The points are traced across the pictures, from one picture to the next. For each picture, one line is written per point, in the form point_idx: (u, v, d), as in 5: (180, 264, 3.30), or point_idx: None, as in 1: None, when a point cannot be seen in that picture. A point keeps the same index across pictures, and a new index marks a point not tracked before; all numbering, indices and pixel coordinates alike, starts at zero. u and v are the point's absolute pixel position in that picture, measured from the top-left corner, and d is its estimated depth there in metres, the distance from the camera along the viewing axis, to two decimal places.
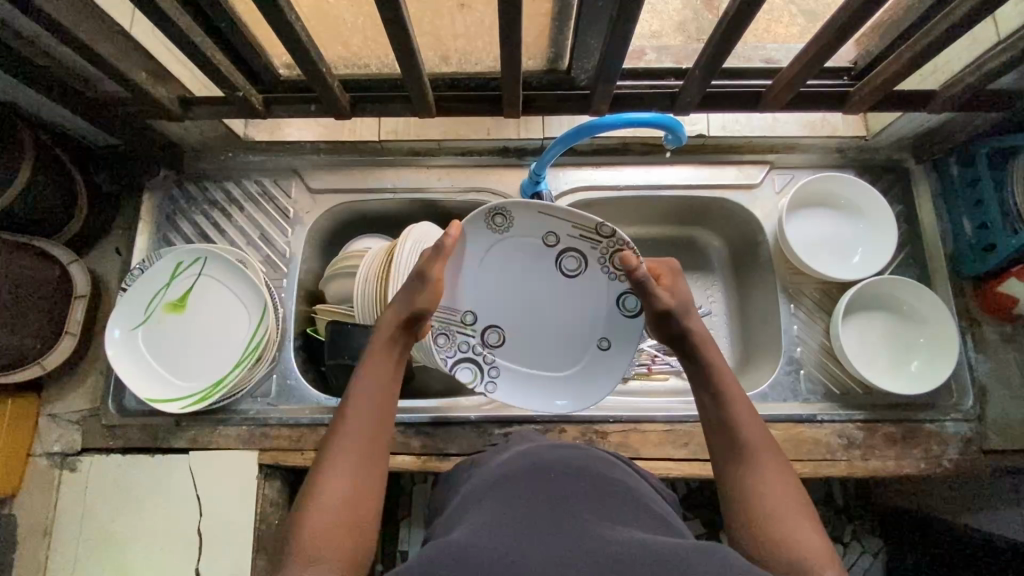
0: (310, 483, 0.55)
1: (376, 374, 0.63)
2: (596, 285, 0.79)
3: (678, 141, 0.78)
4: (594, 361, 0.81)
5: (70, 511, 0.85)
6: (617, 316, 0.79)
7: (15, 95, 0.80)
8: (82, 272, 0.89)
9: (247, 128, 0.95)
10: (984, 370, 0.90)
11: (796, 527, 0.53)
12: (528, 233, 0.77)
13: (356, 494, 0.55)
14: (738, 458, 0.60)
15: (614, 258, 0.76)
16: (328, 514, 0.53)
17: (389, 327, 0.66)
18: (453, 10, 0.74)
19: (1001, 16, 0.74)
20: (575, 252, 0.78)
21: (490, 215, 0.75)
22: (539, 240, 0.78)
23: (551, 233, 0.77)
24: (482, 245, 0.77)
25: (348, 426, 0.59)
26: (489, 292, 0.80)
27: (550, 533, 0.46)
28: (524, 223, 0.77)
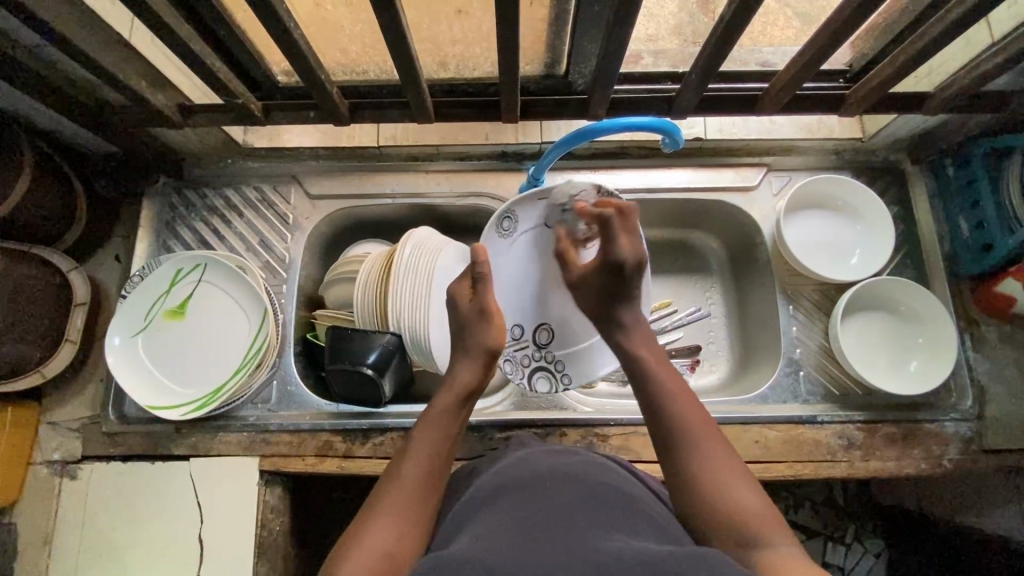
0: (355, 530, 0.55)
1: (439, 426, 0.64)
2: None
3: (676, 143, 0.79)
4: None
5: (71, 519, 0.85)
6: None
7: (16, 105, 0.80)
8: (82, 280, 0.89)
9: (246, 134, 0.96)
10: (984, 370, 0.90)
11: (743, 501, 0.55)
12: (534, 222, 0.85)
13: (393, 545, 0.53)
14: (678, 442, 0.61)
15: None
16: (365, 559, 0.52)
17: (460, 381, 0.68)
18: (451, 16, 0.75)
19: (995, 19, 0.74)
20: None
21: (498, 221, 0.84)
22: (544, 223, 0.84)
23: (551, 215, 0.84)
24: (504, 248, 0.84)
25: (404, 478, 0.59)
26: (522, 290, 0.85)
27: (546, 540, 0.46)
28: (526, 216, 0.84)
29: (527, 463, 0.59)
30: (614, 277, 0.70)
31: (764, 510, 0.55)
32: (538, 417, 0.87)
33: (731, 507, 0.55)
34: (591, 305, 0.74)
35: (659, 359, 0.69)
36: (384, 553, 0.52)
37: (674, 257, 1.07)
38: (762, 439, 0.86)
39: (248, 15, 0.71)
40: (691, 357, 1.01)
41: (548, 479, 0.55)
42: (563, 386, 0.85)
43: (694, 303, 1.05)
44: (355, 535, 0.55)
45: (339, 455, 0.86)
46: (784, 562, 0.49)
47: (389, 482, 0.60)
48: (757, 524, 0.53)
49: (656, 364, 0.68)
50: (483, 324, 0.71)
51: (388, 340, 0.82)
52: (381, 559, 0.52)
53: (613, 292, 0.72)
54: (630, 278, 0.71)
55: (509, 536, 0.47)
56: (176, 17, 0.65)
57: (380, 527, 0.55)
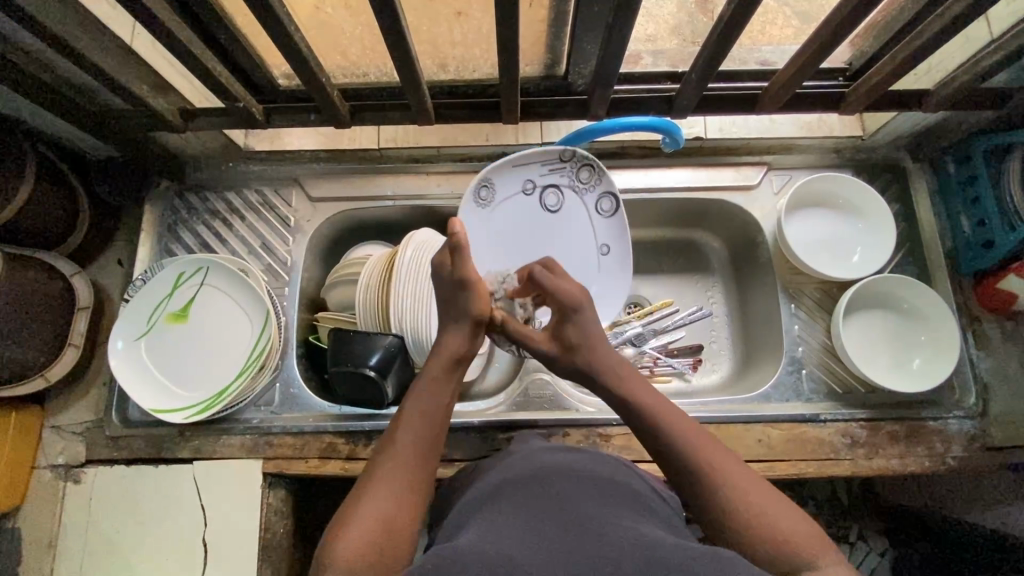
0: (355, 496, 0.55)
1: (430, 402, 0.63)
2: (578, 204, 0.90)
3: (676, 143, 0.85)
4: (603, 274, 0.91)
5: (74, 524, 0.85)
6: (603, 224, 0.90)
7: (18, 109, 0.81)
8: (86, 284, 0.89)
9: (247, 137, 0.97)
10: (986, 367, 0.90)
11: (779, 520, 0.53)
12: (510, 188, 0.89)
13: (393, 512, 0.53)
14: (690, 474, 0.58)
15: (585, 173, 0.88)
16: (367, 524, 0.52)
17: (448, 350, 0.67)
18: (450, 19, 0.75)
19: (994, 16, 0.74)
20: (554, 188, 0.89)
21: (475, 190, 0.86)
22: (521, 191, 0.89)
23: (527, 182, 0.89)
24: (477, 214, 0.87)
25: (401, 443, 0.59)
26: (499, 251, 0.89)
27: (554, 535, 0.46)
28: (504, 184, 0.88)
29: (529, 462, 0.60)
30: (570, 323, 0.69)
31: (800, 529, 0.53)
32: (540, 417, 0.88)
33: (767, 528, 0.53)
34: (567, 365, 0.69)
35: (649, 396, 0.65)
36: (385, 519, 0.53)
37: (675, 255, 1.07)
38: (765, 437, 0.86)
39: (249, 20, 0.71)
40: (693, 356, 1.01)
41: (553, 475, 0.55)
42: None
43: (695, 303, 1.05)
44: (357, 500, 0.54)
45: (342, 457, 0.86)
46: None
47: (384, 450, 0.59)
48: (801, 542, 0.52)
49: (651, 402, 0.64)
50: (463, 296, 0.67)
51: (391, 341, 0.82)
52: (382, 524, 0.52)
53: (580, 341, 0.68)
54: (584, 317, 0.69)
55: (516, 529, 0.47)
56: (177, 22, 0.65)
57: (379, 493, 0.55)
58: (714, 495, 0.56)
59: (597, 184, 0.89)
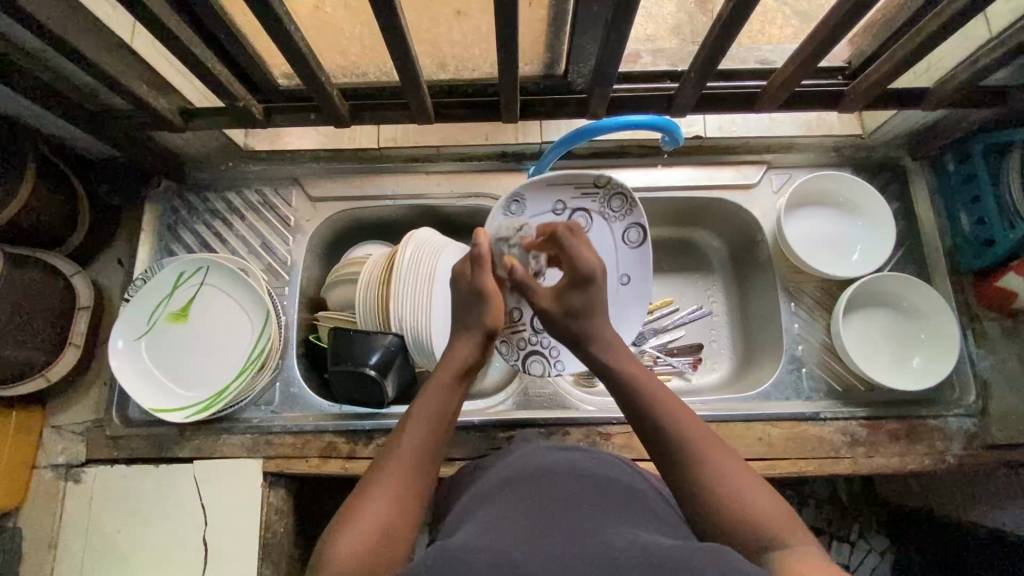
0: (357, 497, 0.55)
1: (438, 404, 0.63)
2: (604, 233, 0.86)
3: (676, 142, 0.82)
4: (620, 301, 0.88)
5: (75, 524, 0.85)
6: (627, 254, 0.86)
7: (19, 109, 0.81)
8: (87, 284, 0.90)
9: (247, 136, 0.96)
10: (986, 365, 0.90)
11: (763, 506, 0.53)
12: (540, 207, 0.86)
13: (395, 515, 0.54)
14: (675, 458, 0.58)
15: (615, 203, 0.85)
16: (368, 526, 0.52)
17: (457, 358, 0.67)
18: (450, 18, 0.75)
19: (992, 14, 0.74)
20: (583, 213, 0.86)
21: (506, 203, 0.84)
22: (550, 211, 0.86)
23: (558, 203, 0.86)
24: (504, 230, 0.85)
25: (405, 447, 0.59)
26: None
27: (554, 532, 0.46)
28: (534, 202, 0.85)
29: (530, 460, 0.60)
30: (576, 291, 0.70)
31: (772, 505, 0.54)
32: (540, 416, 0.88)
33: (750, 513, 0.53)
34: (562, 327, 0.71)
35: (636, 367, 0.66)
36: (386, 522, 0.53)
37: (676, 255, 1.07)
38: (765, 436, 0.86)
39: (248, 19, 0.71)
40: (693, 355, 1.01)
41: (552, 474, 0.55)
42: (556, 371, 0.87)
43: (695, 302, 1.05)
44: (360, 502, 0.55)
45: (343, 456, 0.86)
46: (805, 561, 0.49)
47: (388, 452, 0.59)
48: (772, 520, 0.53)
49: (639, 374, 0.65)
50: (477, 306, 0.70)
51: (391, 340, 0.83)
52: (383, 527, 0.52)
53: (583, 308, 0.70)
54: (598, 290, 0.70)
55: (515, 526, 0.47)
56: (177, 22, 0.65)
57: (383, 495, 0.55)
58: (695, 472, 0.56)
59: (627, 215, 0.85)
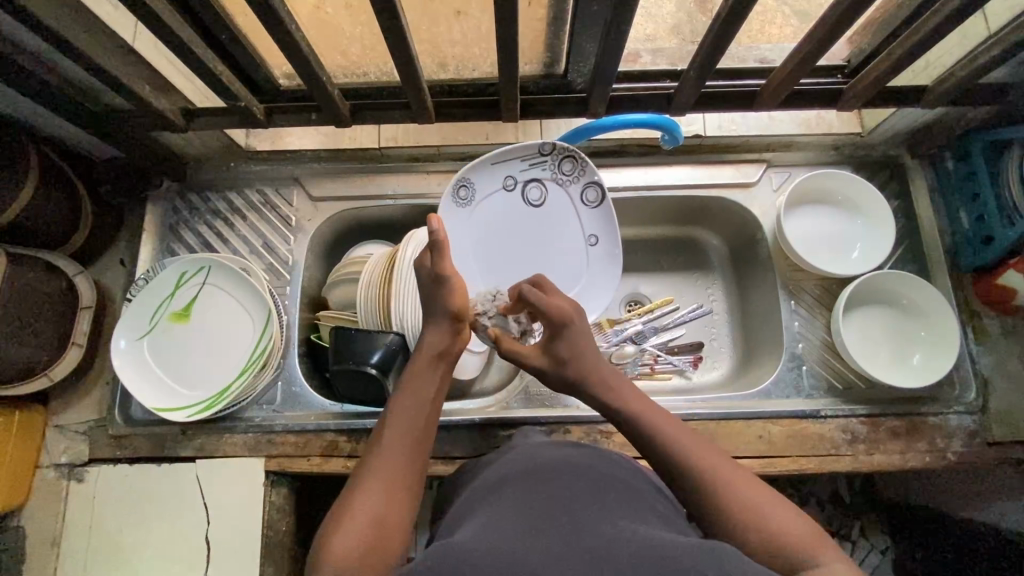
0: (347, 498, 0.55)
1: (417, 400, 0.63)
2: (563, 197, 0.89)
3: (676, 140, 0.85)
4: (591, 262, 0.91)
5: (78, 523, 0.85)
6: (588, 214, 0.89)
7: (20, 110, 0.81)
8: (89, 284, 0.90)
9: (248, 137, 0.98)
10: (987, 362, 0.90)
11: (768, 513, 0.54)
12: (492, 186, 0.88)
13: (387, 512, 0.53)
14: (674, 470, 0.58)
15: (567, 165, 0.88)
16: (361, 524, 0.51)
17: (429, 348, 0.67)
18: (450, 17, 0.75)
19: (991, 11, 0.75)
20: (536, 181, 0.89)
21: (454, 189, 0.86)
22: (501, 187, 0.89)
23: (508, 177, 0.88)
24: (459, 215, 0.87)
25: (389, 445, 0.59)
26: (487, 248, 0.89)
27: (551, 531, 0.46)
28: (483, 183, 0.88)
29: (527, 457, 0.60)
30: (561, 341, 0.68)
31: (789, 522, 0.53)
32: (541, 415, 0.88)
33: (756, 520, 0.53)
34: (555, 377, 0.69)
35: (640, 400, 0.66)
36: (377, 518, 0.53)
37: (675, 254, 1.07)
38: (766, 433, 0.86)
39: (250, 20, 0.72)
40: (694, 353, 1.01)
41: (551, 472, 0.55)
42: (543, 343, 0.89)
43: (694, 300, 1.05)
44: (349, 502, 0.54)
45: (345, 454, 0.86)
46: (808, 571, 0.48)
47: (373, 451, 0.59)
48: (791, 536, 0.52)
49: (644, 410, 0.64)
50: (439, 294, 0.68)
51: (392, 340, 0.83)
52: (375, 524, 0.52)
53: (569, 352, 0.68)
54: (577, 329, 0.69)
55: (512, 523, 0.47)
56: (179, 22, 0.65)
57: (372, 493, 0.54)
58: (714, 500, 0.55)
59: (581, 175, 0.88)
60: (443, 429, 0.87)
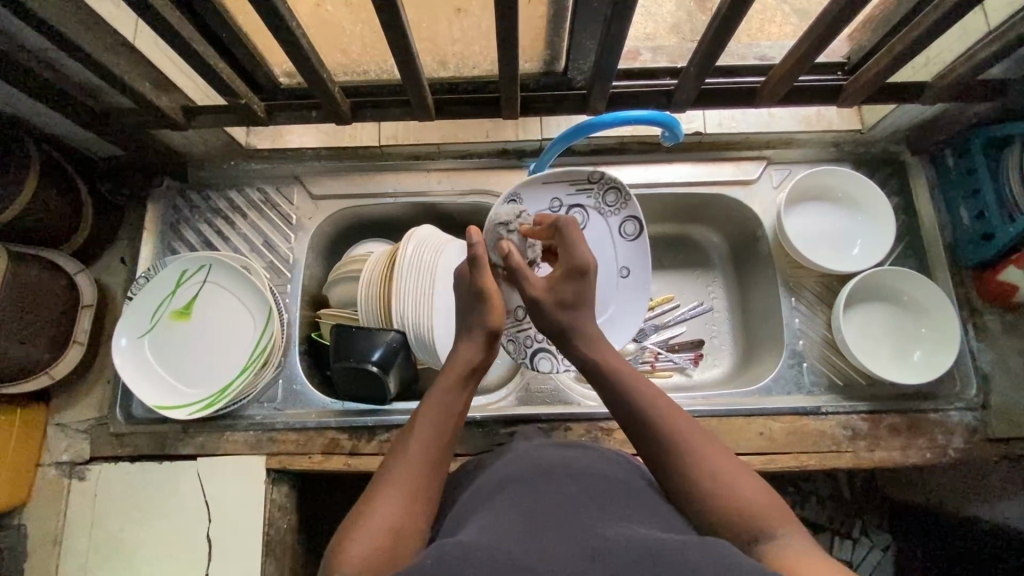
0: (367, 499, 0.55)
1: (444, 409, 0.63)
2: (602, 228, 0.87)
3: (676, 137, 0.83)
4: (619, 294, 0.89)
5: (79, 521, 0.85)
6: (625, 247, 0.87)
7: (22, 108, 0.81)
8: (90, 282, 0.90)
9: (249, 136, 0.97)
10: (987, 359, 0.90)
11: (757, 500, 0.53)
12: (538, 206, 0.87)
13: (406, 517, 0.54)
14: (656, 448, 0.59)
15: (611, 196, 0.86)
16: (380, 526, 0.52)
17: (462, 360, 0.68)
18: (450, 15, 0.76)
19: (990, 8, 0.75)
20: (580, 208, 0.87)
21: (503, 205, 0.85)
22: (547, 209, 0.87)
23: (554, 200, 0.87)
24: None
25: (413, 451, 0.59)
26: None
27: (555, 531, 0.46)
28: (530, 201, 0.86)
29: (532, 458, 0.60)
30: (570, 282, 0.70)
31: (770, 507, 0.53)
32: (542, 412, 0.88)
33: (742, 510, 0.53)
34: (551, 318, 0.70)
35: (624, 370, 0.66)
36: (396, 522, 0.53)
37: (676, 252, 1.08)
38: (767, 430, 0.86)
39: (250, 18, 0.72)
40: (694, 351, 1.01)
41: (555, 474, 0.55)
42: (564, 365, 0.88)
43: (695, 298, 1.05)
44: (370, 503, 0.55)
45: (345, 452, 0.86)
46: (796, 554, 0.48)
47: (397, 456, 0.60)
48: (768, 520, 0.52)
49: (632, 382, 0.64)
50: (479, 308, 0.70)
51: (393, 338, 0.83)
52: (394, 527, 0.52)
53: (573, 299, 0.70)
54: (588, 284, 0.70)
55: (516, 523, 0.47)
56: (180, 20, 0.66)
57: (393, 497, 0.55)
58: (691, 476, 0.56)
59: (623, 208, 0.86)
60: None
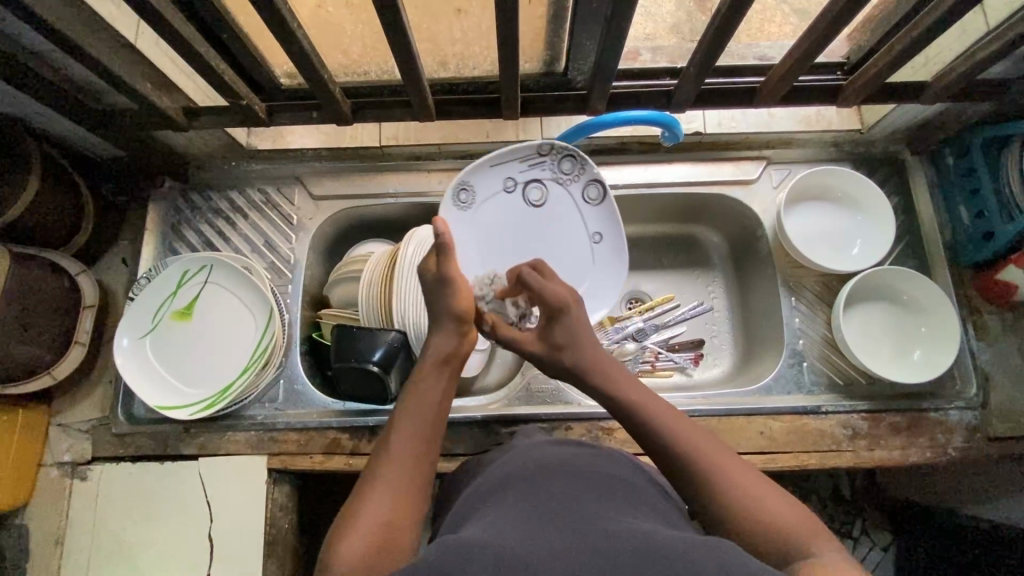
0: (355, 501, 0.55)
1: (423, 403, 0.62)
2: (564, 196, 0.89)
3: (676, 138, 0.86)
4: (595, 258, 0.90)
5: (81, 521, 0.86)
6: (590, 211, 0.89)
7: (23, 110, 0.81)
8: (92, 283, 0.91)
9: (249, 137, 0.98)
10: (987, 358, 0.90)
11: (777, 511, 0.53)
12: (492, 188, 0.88)
13: (395, 516, 0.53)
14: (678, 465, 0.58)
15: (567, 163, 0.87)
16: (370, 529, 0.52)
17: (437, 350, 0.67)
18: (451, 16, 0.76)
19: (990, 7, 0.75)
20: (537, 182, 0.88)
21: (455, 192, 0.86)
22: (502, 188, 0.88)
23: (508, 179, 0.88)
24: (461, 220, 0.86)
25: (396, 448, 0.59)
26: (490, 253, 0.88)
27: (555, 529, 0.46)
28: (483, 185, 0.87)
29: (530, 457, 0.60)
30: (555, 325, 0.69)
31: (798, 522, 0.52)
32: (543, 411, 0.88)
33: (767, 521, 0.52)
34: (551, 364, 0.70)
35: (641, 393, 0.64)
36: (384, 523, 0.52)
37: (675, 251, 1.08)
38: (767, 429, 0.87)
39: (252, 18, 0.72)
40: (694, 351, 1.01)
41: (552, 475, 0.55)
42: None
43: (695, 298, 1.06)
44: (358, 505, 0.54)
45: (346, 452, 0.87)
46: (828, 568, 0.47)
47: (379, 454, 0.59)
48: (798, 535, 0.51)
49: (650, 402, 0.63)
50: (448, 295, 0.68)
51: (393, 338, 0.83)
52: (383, 528, 0.52)
53: (566, 341, 0.69)
54: (574, 318, 0.70)
55: (517, 522, 0.48)
56: (182, 21, 0.66)
57: (380, 497, 0.54)
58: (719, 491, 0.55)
59: (581, 172, 0.87)
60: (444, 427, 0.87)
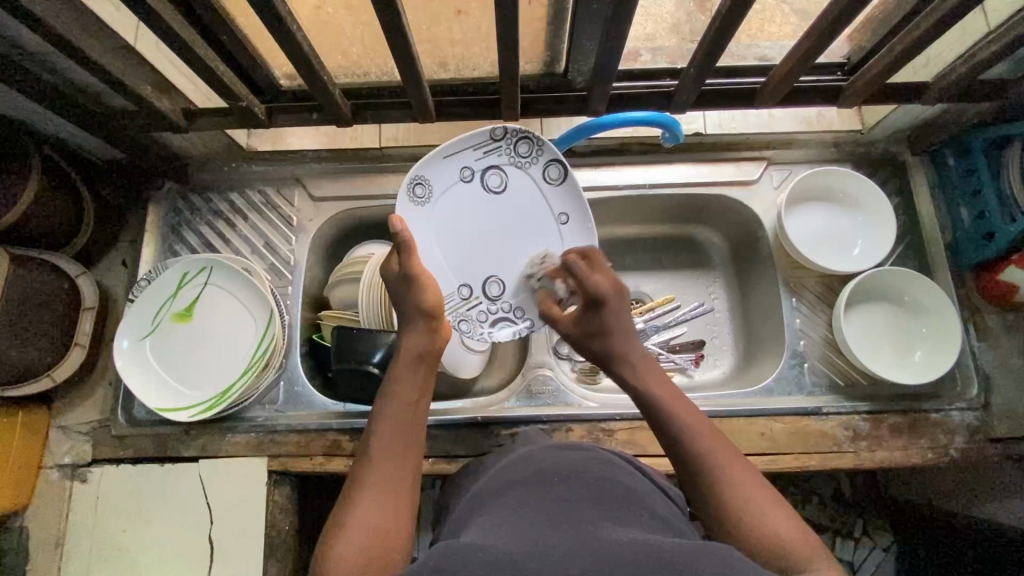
0: (344, 506, 0.55)
1: (402, 403, 0.63)
2: (525, 181, 0.81)
3: (676, 139, 0.83)
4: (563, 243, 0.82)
5: (82, 523, 0.86)
6: (554, 194, 0.81)
7: (22, 111, 0.81)
8: (91, 285, 0.90)
9: (250, 138, 0.98)
10: (988, 359, 0.90)
11: (781, 525, 0.53)
12: (447, 180, 0.80)
13: (385, 519, 0.54)
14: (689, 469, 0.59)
15: (523, 146, 0.80)
16: (361, 533, 0.52)
17: (411, 348, 0.67)
18: (450, 17, 0.76)
19: (991, 7, 0.75)
20: (495, 168, 0.81)
21: (410, 188, 0.78)
22: (458, 179, 0.81)
23: (464, 168, 0.81)
24: (418, 216, 0.79)
25: (381, 451, 0.59)
26: (453, 249, 0.81)
27: (555, 533, 0.46)
28: (438, 177, 0.80)
29: (527, 462, 0.60)
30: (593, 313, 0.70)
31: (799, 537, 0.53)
32: (544, 413, 0.88)
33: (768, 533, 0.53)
34: (587, 347, 0.72)
35: (665, 391, 0.66)
36: (375, 527, 0.53)
37: (675, 252, 1.08)
38: (768, 431, 0.86)
39: (251, 20, 0.72)
40: (694, 352, 1.01)
41: (548, 478, 0.55)
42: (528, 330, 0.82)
43: (695, 298, 1.05)
44: (347, 510, 0.55)
45: (347, 454, 0.86)
46: None
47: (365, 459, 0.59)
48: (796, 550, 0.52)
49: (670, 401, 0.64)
50: (414, 291, 0.68)
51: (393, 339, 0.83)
52: (374, 532, 0.52)
53: (601, 328, 0.71)
54: (612, 309, 0.70)
55: (518, 526, 0.48)
56: (181, 23, 0.66)
57: (369, 502, 0.55)
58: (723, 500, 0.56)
59: (540, 154, 0.81)
60: (444, 429, 0.87)
